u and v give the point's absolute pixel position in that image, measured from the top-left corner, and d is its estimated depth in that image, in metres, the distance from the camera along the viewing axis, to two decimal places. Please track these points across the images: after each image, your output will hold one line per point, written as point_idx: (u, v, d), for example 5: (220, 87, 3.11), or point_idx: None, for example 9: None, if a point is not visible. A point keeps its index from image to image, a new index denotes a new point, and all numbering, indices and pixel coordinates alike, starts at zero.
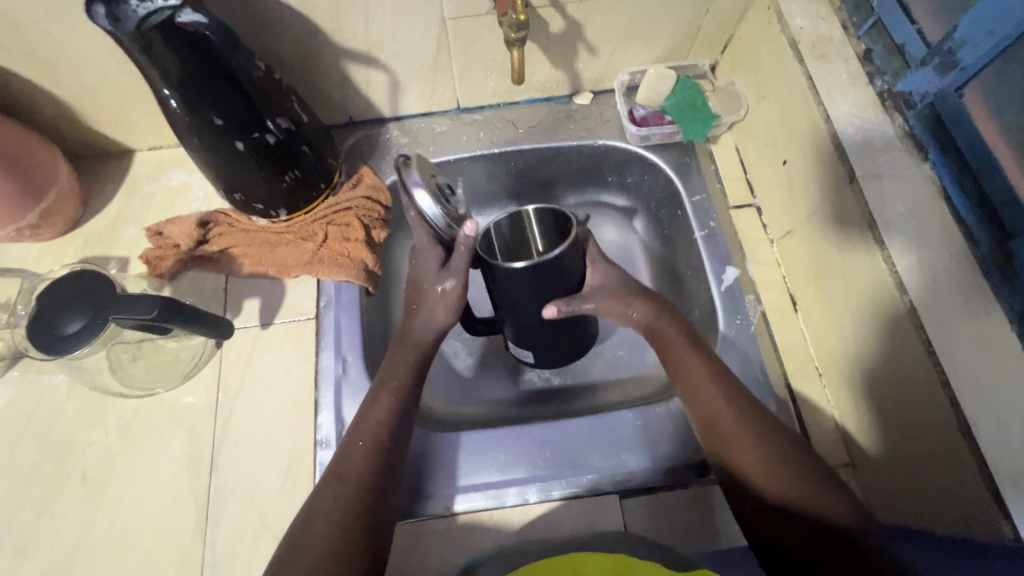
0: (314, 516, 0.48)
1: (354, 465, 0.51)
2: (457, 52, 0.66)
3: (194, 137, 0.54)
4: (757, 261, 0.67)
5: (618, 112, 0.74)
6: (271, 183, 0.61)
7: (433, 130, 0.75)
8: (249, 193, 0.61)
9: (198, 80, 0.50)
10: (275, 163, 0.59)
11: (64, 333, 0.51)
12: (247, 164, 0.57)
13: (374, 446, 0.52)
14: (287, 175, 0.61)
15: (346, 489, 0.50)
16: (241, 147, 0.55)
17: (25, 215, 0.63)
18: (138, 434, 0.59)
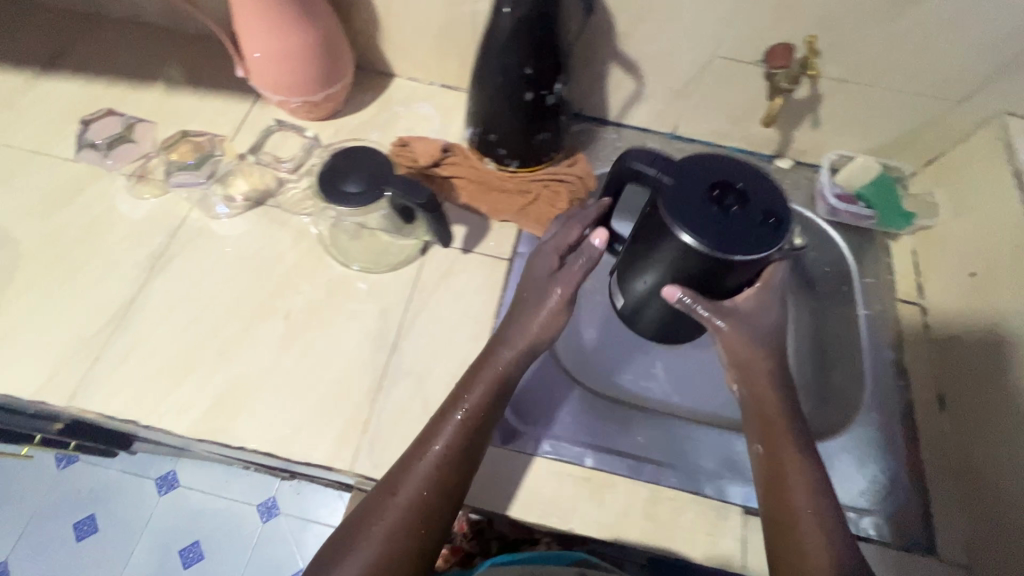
0: (372, 508, 0.50)
1: (419, 471, 0.51)
2: (706, 86, 0.75)
3: (497, 77, 0.64)
4: (913, 353, 0.70)
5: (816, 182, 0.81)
6: (526, 135, 0.70)
7: (645, 145, 0.84)
8: (502, 137, 0.71)
9: (535, 34, 0.60)
10: (539, 121, 0.69)
11: (345, 190, 0.60)
12: (522, 112, 0.67)
13: (444, 463, 0.51)
14: (539, 134, 0.71)
15: (407, 499, 0.50)
16: (529, 96, 0.65)
17: (314, 94, 0.74)
18: (339, 299, 0.67)
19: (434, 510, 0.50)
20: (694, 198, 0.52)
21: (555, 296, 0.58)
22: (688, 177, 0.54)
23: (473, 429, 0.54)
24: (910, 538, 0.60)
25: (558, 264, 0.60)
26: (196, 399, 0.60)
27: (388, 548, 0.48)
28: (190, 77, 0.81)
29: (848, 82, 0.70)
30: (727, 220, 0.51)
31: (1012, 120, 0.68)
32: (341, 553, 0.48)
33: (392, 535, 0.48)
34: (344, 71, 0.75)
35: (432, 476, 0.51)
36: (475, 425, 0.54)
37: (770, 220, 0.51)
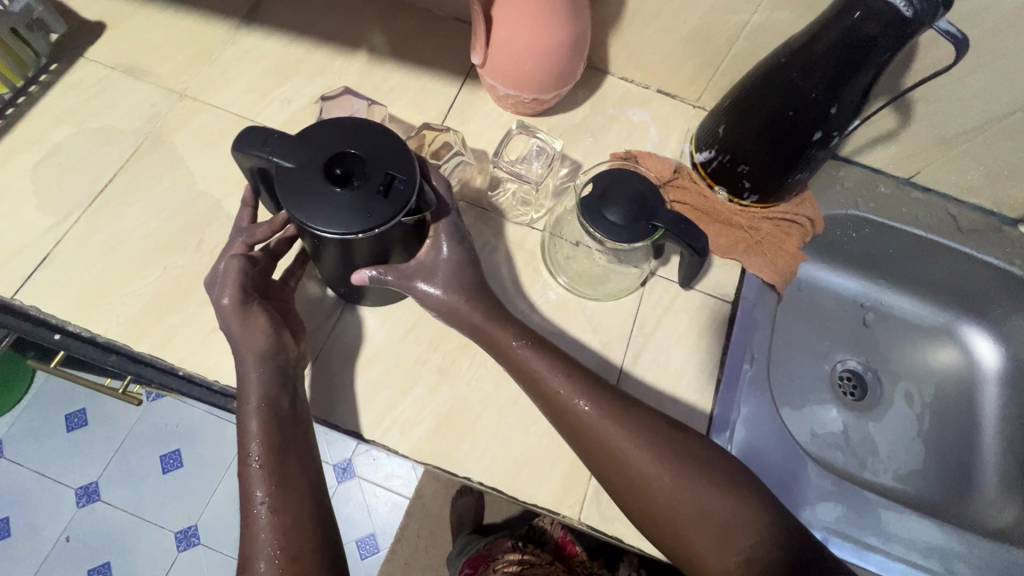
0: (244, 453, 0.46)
1: (628, 439, 0.49)
2: (983, 137, 0.66)
3: (790, 111, 0.57)
4: None
5: (976, 225, 0.75)
6: (784, 175, 0.63)
7: (876, 189, 0.76)
8: (755, 171, 0.64)
9: (864, 77, 0.53)
10: (806, 164, 0.62)
11: (614, 219, 0.54)
12: (796, 151, 0.60)
13: (609, 416, 0.49)
14: (796, 176, 0.64)
15: (593, 426, 0.49)
16: (816, 137, 0.58)
17: (544, 92, 0.67)
18: (559, 325, 0.63)
19: (290, 483, 0.46)
20: (317, 178, 0.44)
21: (221, 305, 0.48)
22: (307, 150, 0.46)
23: (275, 414, 0.48)
24: None
25: (238, 316, 0.48)
26: (418, 416, 0.57)
27: (288, 536, 0.44)
28: (393, 48, 0.75)
29: None
30: (369, 205, 0.44)
31: None
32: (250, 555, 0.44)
33: (279, 519, 0.44)
34: (579, 72, 0.68)
35: (643, 455, 0.49)
36: (676, 460, 0.49)
37: (386, 183, 0.45)
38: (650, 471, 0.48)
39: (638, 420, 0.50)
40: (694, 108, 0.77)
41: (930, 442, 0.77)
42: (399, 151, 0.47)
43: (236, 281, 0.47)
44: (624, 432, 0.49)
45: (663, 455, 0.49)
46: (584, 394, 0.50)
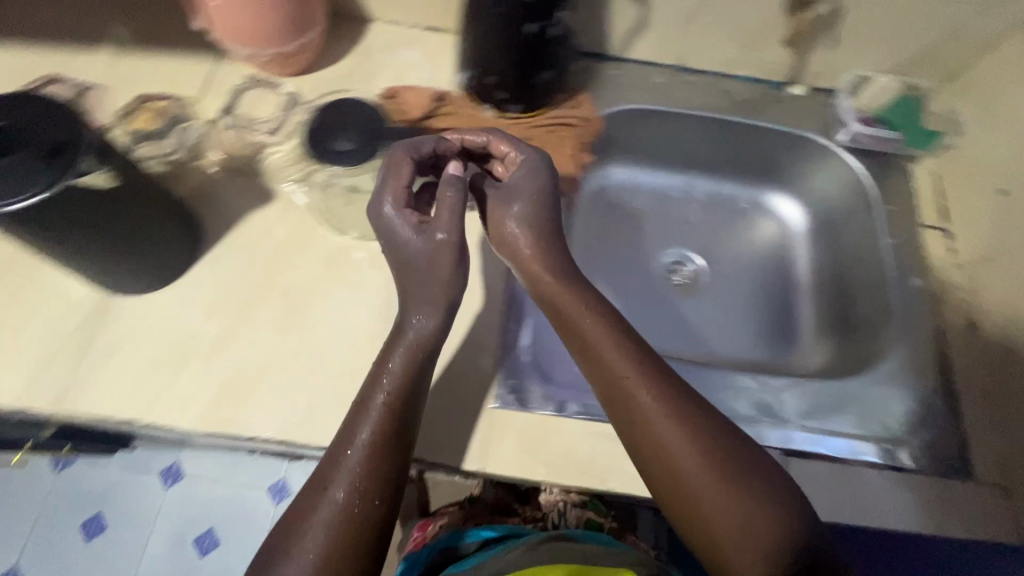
0: (365, 404, 0.49)
1: (676, 429, 0.48)
2: (717, 7, 0.68)
3: (494, 10, 0.57)
4: (940, 281, 0.68)
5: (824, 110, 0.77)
6: (527, 75, 0.64)
7: (650, 80, 0.78)
8: (501, 79, 0.65)
9: None
10: (541, 60, 0.63)
11: (339, 148, 0.54)
12: (523, 49, 0.61)
13: (664, 398, 0.49)
14: (541, 75, 0.65)
15: (643, 416, 0.49)
16: (532, 31, 0.59)
17: (285, 45, 0.66)
18: (342, 272, 0.62)
19: (364, 452, 0.47)
20: None
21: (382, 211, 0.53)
22: None
23: (391, 414, 0.48)
24: (948, 465, 0.59)
25: (413, 228, 0.52)
26: (198, 391, 0.56)
27: (332, 550, 0.44)
28: (139, 35, 0.72)
29: None
30: (32, 173, 0.42)
31: None
32: (317, 490, 0.46)
33: (356, 473, 0.46)
34: (315, 19, 0.67)
35: (693, 454, 0.48)
36: (734, 471, 0.47)
37: (55, 148, 0.44)
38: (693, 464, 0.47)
39: (713, 441, 0.48)
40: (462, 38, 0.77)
41: (754, 310, 0.80)
42: (62, 115, 0.45)
43: (399, 181, 0.53)
44: (673, 423, 0.48)
45: (738, 466, 0.48)
46: (640, 387, 0.50)
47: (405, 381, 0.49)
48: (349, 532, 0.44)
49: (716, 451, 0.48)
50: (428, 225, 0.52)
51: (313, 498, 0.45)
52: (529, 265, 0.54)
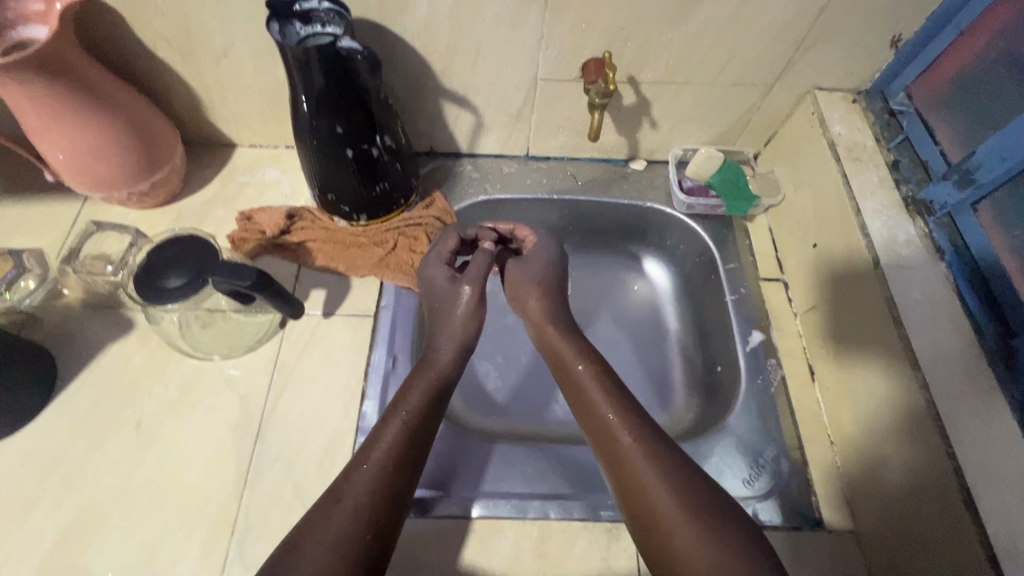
0: (371, 443, 0.51)
1: (649, 465, 0.49)
2: (540, 108, 0.75)
3: (313, 139, 0.62)
4: (780, 330, 0.72)
5: (668, 181, 0.83)
6: (363, 189, 0.69)
7: (502, 171, 0.84)
8: (340, 194, 0.69)
9: (334, 94, 0.58)
10: (372, 175, 0.68)
11: (166, 286, 0.56)
12: (349, 168, 0.66)
13: (648, 442, 0.50)
14: (377, 187, 0.69)
15: (631, 464, 0.49)
16: (351, 154, 0.64)
17: (139, 183, 0.70)
18: (196, 395, 0.64)
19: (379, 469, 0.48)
20: None
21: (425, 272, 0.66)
22: None
23: (410, 440, 0.51)
24: (799, 514, 0.61)
25: (446, 280, 0.64)
26: (40, 538, 0.55)
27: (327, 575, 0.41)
28: (4, 185, 0.76)
29: (668, 83, 0.71)
30: None
31: (822, 94, 0.72)
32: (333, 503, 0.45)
33: (364, 496, 0.46)
34: (166, 157, 0.72)
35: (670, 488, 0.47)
36: (714, 513, 0.45)
37: None
38: (676, 507, 0.46)
39: (692, 481, 0.48)
40: None
41: (632, 372, 0.80)
42: None
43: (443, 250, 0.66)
44: (648, 459, 0.49)
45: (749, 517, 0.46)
46: (648, 460, 0.49)
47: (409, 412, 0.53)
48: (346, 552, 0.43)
49: (711, 504, 0.46)
50: (460, 277, 0.64)
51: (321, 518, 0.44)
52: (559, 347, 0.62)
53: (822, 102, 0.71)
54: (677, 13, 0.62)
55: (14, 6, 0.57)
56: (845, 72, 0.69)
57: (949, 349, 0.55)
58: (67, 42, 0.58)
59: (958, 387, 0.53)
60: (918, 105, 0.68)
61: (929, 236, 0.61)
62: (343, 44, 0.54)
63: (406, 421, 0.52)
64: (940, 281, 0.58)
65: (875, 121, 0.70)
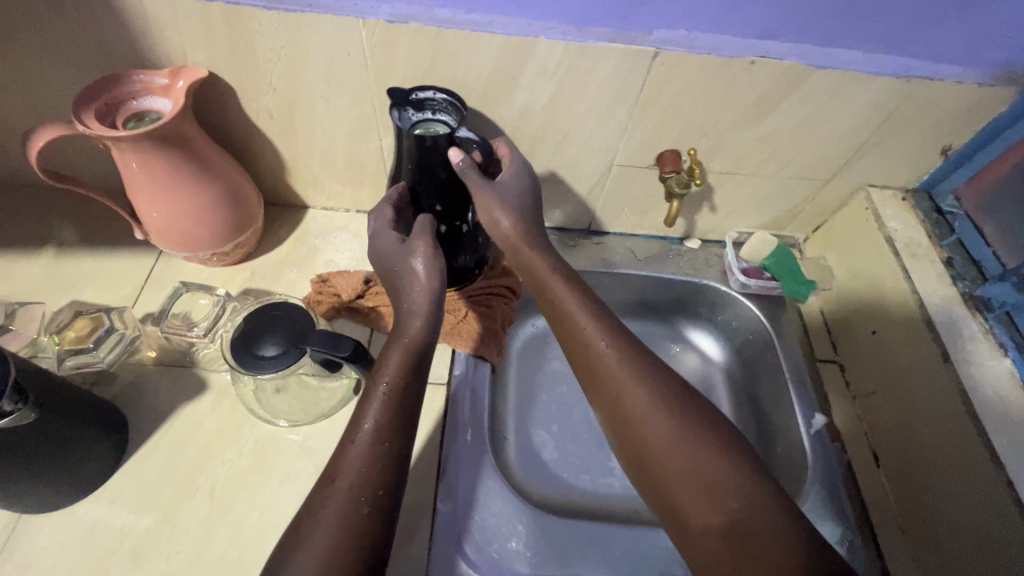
0: (360, 424, 0.50)
1: (644, 399, 0.51)
2: (610, 189, 0.79)
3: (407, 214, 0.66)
4: (841, 413, 0.74)
5: (722, 261, 0.87)
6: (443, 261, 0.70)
7: (564, 244, 0.87)
8: None
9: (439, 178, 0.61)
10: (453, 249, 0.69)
11: (263, 355, 0.57)
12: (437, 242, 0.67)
13: (624, 357, 0.53)
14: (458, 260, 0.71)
15: (617, 388, 0.52)
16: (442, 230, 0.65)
17: (223, 244, 0.72)
18: (270, 463, 0.62)
19: (380, 442, 0.49)
20: None
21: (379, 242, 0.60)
22: None
23: (395, 408, 0.51)
24: None
25: (391, 241, 0.59)
26: None
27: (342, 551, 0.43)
28: (80, 237, 0.76)
29: (734, 174, 0.76)
30: None
31: (874, 190, 0.77)
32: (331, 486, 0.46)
33: (362, 470, 0.47)
34: (250, 219, 0.73)
35: (663, 417, 0.50)
36: (709, 440, 0.48)
37: None
38: (667, 431, 0.49)
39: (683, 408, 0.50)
40: None
41: None
42: None
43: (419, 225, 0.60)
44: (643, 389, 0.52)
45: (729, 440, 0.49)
46: (629, 380, 0.52)
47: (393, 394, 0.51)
48: (360, 524, 0.44)
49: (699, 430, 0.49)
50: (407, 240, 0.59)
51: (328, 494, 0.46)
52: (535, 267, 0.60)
53: (875, 198, 0.77)
54: (753, 117, 0.67)
55: (140, 79, 0.59)
56: (897, 173, 0.75)
57: None
58: (186, 114, 0.61)
59: None
60: (967, 207, 0.73)
61: (990, 333, 0.65)
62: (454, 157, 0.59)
63: (389, 389, 0.52)
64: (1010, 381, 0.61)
65: (925, 219, 0.75)
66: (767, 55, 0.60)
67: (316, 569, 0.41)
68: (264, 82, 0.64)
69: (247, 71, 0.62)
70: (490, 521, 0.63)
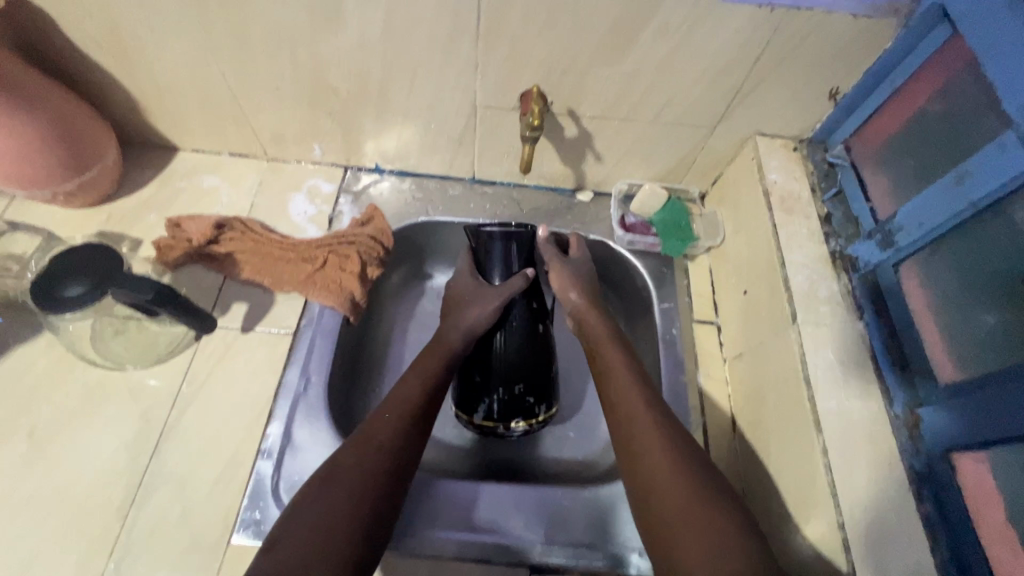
0: (369, 435, 0.56)
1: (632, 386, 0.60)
2: (481, 133, 0.74)
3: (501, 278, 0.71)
4: (706, 375, 0.71)
5: (611, 215, 0.82)
6: (481, 366, 0.68)
7: (445, 193, 0.83)
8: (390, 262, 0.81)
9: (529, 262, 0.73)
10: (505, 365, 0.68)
11: (64, 295, 0.55)
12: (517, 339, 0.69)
13: (633, 367, 0.62)
14: (477, 376, 0.69)
15: (620, 393, 0.60)
16: (540, 327, 0.71)
17: (64, 182, 0.69)
18: (96, 405, 0.62)
19: (384, 456, 0.55)
20: None
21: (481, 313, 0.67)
22: None
23: (429, 391, 0.63)
24: None
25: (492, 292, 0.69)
26: None
27: (345, 499, 0.51)
28: None
29: (610, 119, 0.70)
30: None
31: (763, 139, 0.71)
32: (329, 483, 0.52)
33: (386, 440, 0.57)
34: (93, 156, 0.71)
35: (645, 411, 0.58)
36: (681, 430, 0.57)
37: None
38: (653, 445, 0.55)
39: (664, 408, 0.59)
40: (266, 162, 0.82)
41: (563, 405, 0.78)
42: None
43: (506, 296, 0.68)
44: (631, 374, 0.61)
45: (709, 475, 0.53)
46: (635, 390, 0.60)
47: (397, 410, 0.59)
48: (372, 470, 0.54)
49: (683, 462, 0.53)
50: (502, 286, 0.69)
51: (322, 492, 0.52)
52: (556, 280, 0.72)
53: (762, 148, 0.71)
54: (611, 54, 0.61)
55: None
56: (786, 119, 0.69)
57: (854, 413, 0.53)
58: None
59: (859, 457, 0.51)
60: (853, 157, 0.67)
61: (850, 293, 0.60)
62: (543, 232, 0.75)
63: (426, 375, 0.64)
64: (856, 343, 0.57)
65: (813, 171, 0.69)
66: None
67: (323, 510, 0.50)
68: (75, 5, 0.59)
69: None
70: (424, 506, 0.60)
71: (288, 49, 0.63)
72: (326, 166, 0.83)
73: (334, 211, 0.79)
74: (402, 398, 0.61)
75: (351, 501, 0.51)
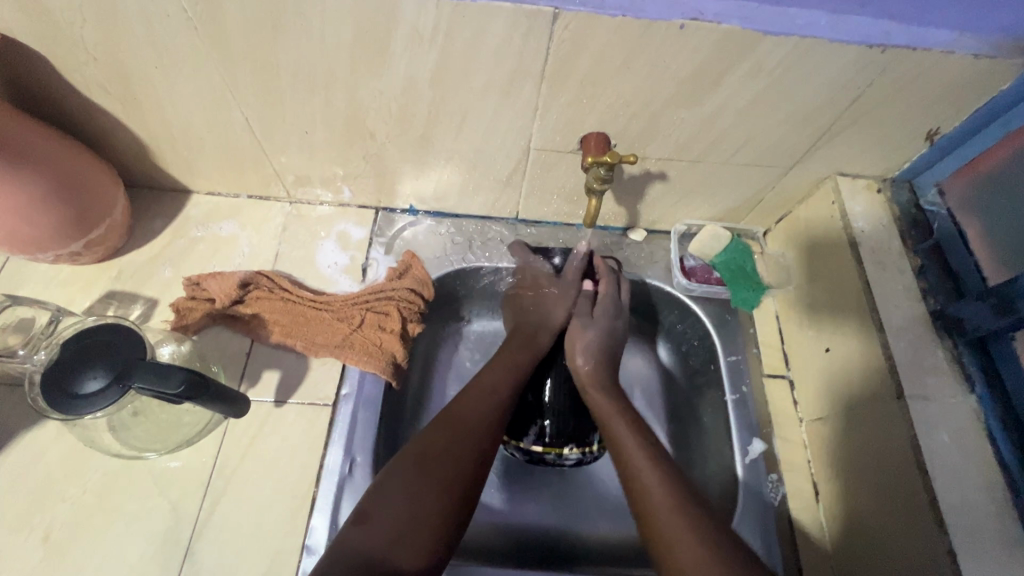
0: (464, 419, 0.53)
1: (648, 474, 0.52)
2: (531, 176, 0.67)
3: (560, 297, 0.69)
4: (785, 439, 0.65)
5: (669, 257, 0.75)
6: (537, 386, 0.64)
7: (487, 236, 0.75)
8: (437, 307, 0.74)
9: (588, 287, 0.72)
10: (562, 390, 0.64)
11: (81, 392, 0.47)
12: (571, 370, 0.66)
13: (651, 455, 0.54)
14: (529, 396, 0.64)
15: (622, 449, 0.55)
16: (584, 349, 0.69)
17: (68, 243, 0.62)
18: (118, 500, 0.56)
19: (477, 429, 0.53)
20: None
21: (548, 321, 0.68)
22: None
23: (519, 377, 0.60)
24: None
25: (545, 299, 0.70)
26: None
27: (433, 468, 0.49)
28: None
29: (677, 161, 0.63)
30: None
31: (843, 180, 0.65)
32: (426, 459, 0.49)
33: (485, 415, 0.54)
34: (98, 214, 0.63)
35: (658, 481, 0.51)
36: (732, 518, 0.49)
37: None
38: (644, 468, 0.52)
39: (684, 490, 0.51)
40: (289, 204, 0.74)
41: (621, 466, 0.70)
42: None
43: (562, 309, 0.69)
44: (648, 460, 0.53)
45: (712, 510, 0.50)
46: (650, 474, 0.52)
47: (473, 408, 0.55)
48: (465, 445, 0.51)
49: (706, 533, 0.47)
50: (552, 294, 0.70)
51: (416, 469, 0.48)
52: (614, 420, 0.58)
53: (843, 190, 0.64)
54: (691, 96, 0.54)
55: None
56: (872, 160, 0.62)
57: (977, 507, 0.49)
58: None
59: (992, 563, 0.46)
60: (951, 204, 0.62)
61: (956, 362, 0.55)
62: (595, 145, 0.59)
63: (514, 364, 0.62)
64: (970, 421, 0.52)
65: (901, 216, 0.63)
66: (699, 17, 0.46)
67: (413, 476, 0.48)
68: (77, 48, 0.51)
69: (53, 38, 0.50)
70: None
71: (321, 93, 0.56)
72: (355, 208, 0.76)
73: (366, 259, 0.72)
74: (490, 383, 0.58)
75: (454, 467, 0.49)
